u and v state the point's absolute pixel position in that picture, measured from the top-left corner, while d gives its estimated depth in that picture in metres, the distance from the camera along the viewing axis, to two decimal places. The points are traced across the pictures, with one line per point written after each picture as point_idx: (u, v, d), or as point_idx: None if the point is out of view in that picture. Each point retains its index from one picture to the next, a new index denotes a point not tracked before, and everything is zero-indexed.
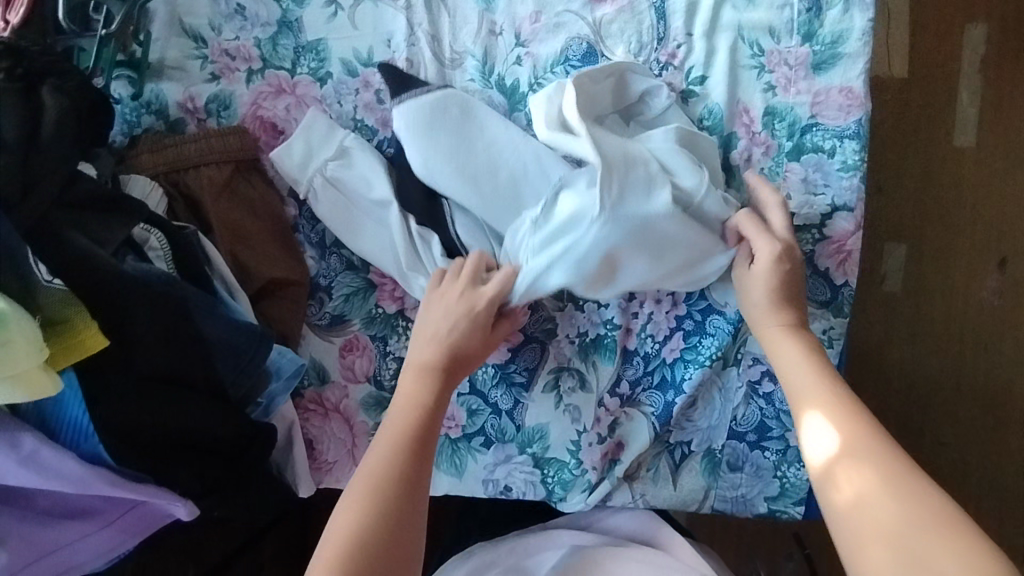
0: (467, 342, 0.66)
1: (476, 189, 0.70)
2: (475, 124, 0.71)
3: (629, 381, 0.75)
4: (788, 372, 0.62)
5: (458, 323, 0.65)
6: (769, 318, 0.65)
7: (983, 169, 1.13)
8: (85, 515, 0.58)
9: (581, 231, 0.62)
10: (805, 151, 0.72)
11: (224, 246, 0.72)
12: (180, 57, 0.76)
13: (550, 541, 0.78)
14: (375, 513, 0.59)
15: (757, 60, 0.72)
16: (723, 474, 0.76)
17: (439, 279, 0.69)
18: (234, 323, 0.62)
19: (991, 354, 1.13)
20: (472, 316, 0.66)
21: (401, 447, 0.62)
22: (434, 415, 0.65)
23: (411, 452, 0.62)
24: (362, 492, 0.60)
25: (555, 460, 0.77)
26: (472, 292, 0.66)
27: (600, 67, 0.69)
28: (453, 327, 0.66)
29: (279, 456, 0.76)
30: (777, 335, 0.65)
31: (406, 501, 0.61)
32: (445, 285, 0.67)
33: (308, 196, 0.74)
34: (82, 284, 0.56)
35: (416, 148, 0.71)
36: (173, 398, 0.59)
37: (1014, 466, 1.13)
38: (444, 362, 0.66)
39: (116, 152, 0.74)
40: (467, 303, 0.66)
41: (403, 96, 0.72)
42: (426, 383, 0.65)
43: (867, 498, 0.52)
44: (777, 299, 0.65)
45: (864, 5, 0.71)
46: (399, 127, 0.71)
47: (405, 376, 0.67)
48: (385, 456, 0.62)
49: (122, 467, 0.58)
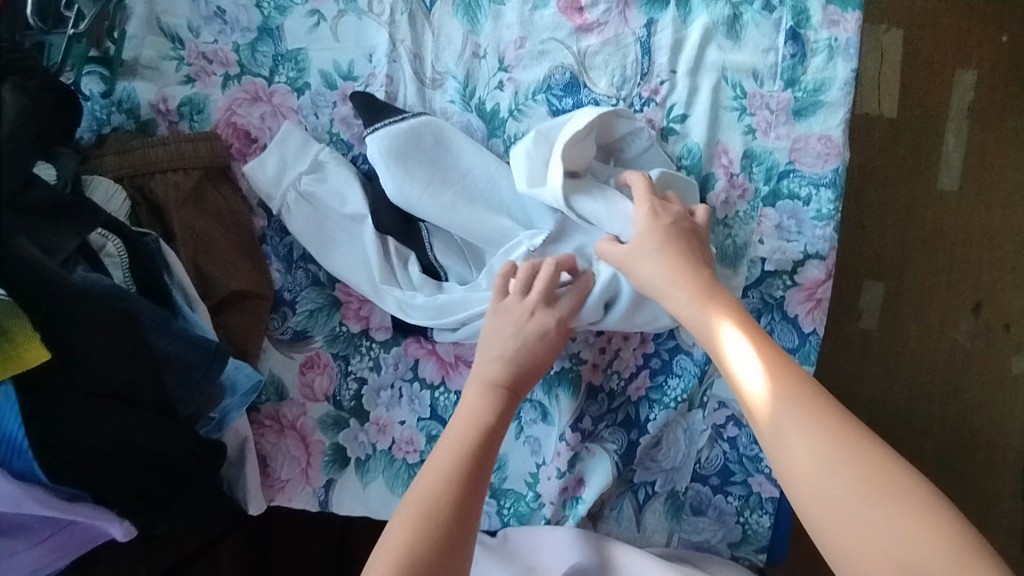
0: (536, 365, 0.64)
1: (454, 216, 0.70)
2: (448, 150, 0.71)
3: (592, 418, 0.74)
4: (739, 360, 0.55)
5: (531, 345, 0.64)
6: (673, 288, 0.60)
7: (963, 215, 1.14)
8: (15, 532, 0.56)
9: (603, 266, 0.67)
10: (781, 197, 0.72)
11: (186, 255, 0.70)
12: (156, 57, 0.75)
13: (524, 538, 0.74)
14: (427, 540, 0.56)
15: (738, 102, 0.72)
16: (686, 517, 0.75)
17: (503, 290, 0.66)
18: (183, 337, 0.61)
19: (959, 396, 1.14)
20: (543, 338, 0.64)
21: (455, 469, 0.60)
22: (494, 440, 0.62)
23: (466, 475, 0.60)
24: (415, 514, 0.58)
25: (512, 491, 0.76)
26: (542, 312, 0.64)
27: (585, 124, 0.66)
28: (522, 346, 0.64)
29: (230, 473, 0.74)
30: (698, 301, 0.59)
31: (460, 527, 0.58)
32: (511, 300, 0.65)
33: (281, 212, 0.73)
34: (25, 295, 0.53)
35: (395, 178, 0.70)
36: (116, 414, 0.57)
37: (975, 510, 1.13)
38: (512, 381, 0.64)
39: (81, 150, 0.72)
40: (540, 325, 0.64)
41: (377, 124, 0.70)
42: (489, 408, 0.63)
43: (835, 493, 0.48)
44: (663, 256, 0.61)
45: (849, 55, 0.71)
46: (376, 155, 0.70)
47: (469, 393, 0.65)
48: (436, 481, 0.59)
49: (57, 485, 0.57)
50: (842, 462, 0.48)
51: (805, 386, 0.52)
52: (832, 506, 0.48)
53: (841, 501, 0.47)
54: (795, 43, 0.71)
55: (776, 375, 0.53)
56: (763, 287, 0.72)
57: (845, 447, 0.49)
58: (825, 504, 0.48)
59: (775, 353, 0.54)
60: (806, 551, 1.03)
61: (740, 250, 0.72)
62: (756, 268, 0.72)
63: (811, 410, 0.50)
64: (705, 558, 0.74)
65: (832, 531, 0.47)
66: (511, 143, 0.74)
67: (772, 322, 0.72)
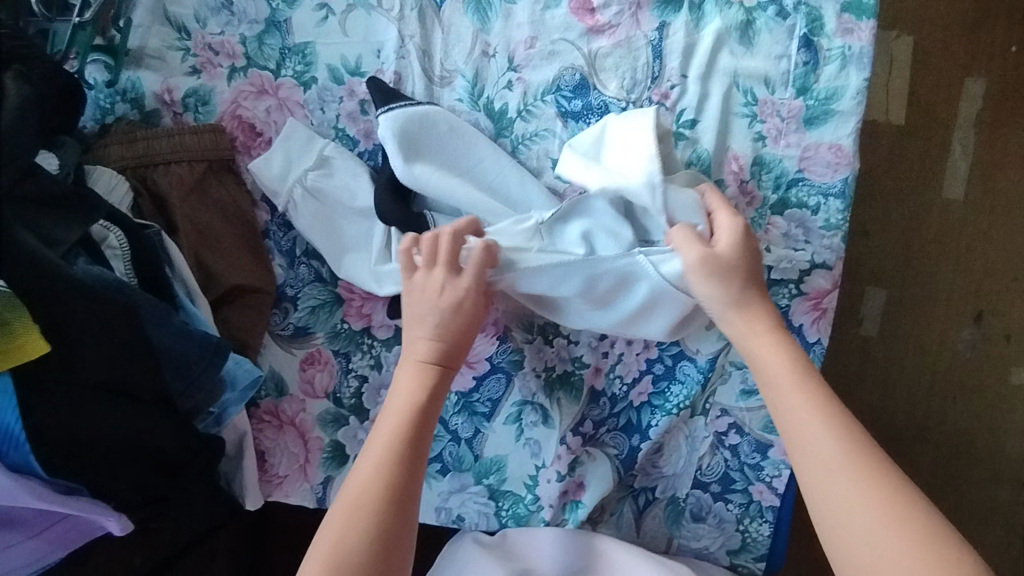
0: (461, 338, 0.64)
1: (461, 198, 0.69)
2: (461, 139, 0.71)
3: (593, 422, 0.75)
4: (796, 415, 0.57)
5: (450, 318, 0.63)
6: (738, 317, 0.62)
7: (968, 225, 1.13)
8: (11, 525, 0.56)
9: (619, 266, 0.64)
10: (789, 205, 0.71)
11: (188, 248, 0.70)
12: (162, 47, 0.74)
13: (526, 537, 0.75)
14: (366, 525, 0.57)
15: (749, 109, 0.71)
16: (686, 524, 0.75)
17: (411, 266, 0.65)
18: (182, 331, 0.61)
19: (957, 406, 1.14)
20: (457, 310, 0.63)
21: (393, 454, 0.59)
22: (429, 422, 0.61)
23: (401, 460, 0.59)
24: (354, 501, 0.58)
25: (511, 493, 0.76)
26: (452, 282, 0.63)
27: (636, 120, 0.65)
28: (440, 319, 0.63)
29: (228, 467, 0.74)
30: (760, 339, 0.61)
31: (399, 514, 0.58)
32: (420, 275, 0.64)
33: (286, 208, 0.72)
34: (27, 286, 0.52)
35: (403, 157, 0.68)
36: (116, 407, 0.57)
37: (969, 519, 1.13)
38: (443, 356, 0.63)
39: (85, 140, 0.71)
40: (455, 295, 0.63)
41: (392, 105, 0.69)
42: (423, 387, 0.62)
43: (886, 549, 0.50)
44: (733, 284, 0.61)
45: (862, 64, 0.70)
46: (385, 131, 0.68)
47: (405, 368, 0.64)
48: (375, 469, 0.59)
49: (55, 479, 0.56)
50: (889, 519, 0.51)
51: (860, 446, 0.55)
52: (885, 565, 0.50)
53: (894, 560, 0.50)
54: (807, 50, 0.71)
55: (833, 433, 0.55)
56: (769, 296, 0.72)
57: (896, 508, 0.51)
58: (874, 560, 0.51)
59: (832, 407, 0.57)
60: (800, 557, 1.03)
61: None
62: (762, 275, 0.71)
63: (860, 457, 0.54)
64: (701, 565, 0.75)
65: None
66: (519, 144, 0.73)
67: None
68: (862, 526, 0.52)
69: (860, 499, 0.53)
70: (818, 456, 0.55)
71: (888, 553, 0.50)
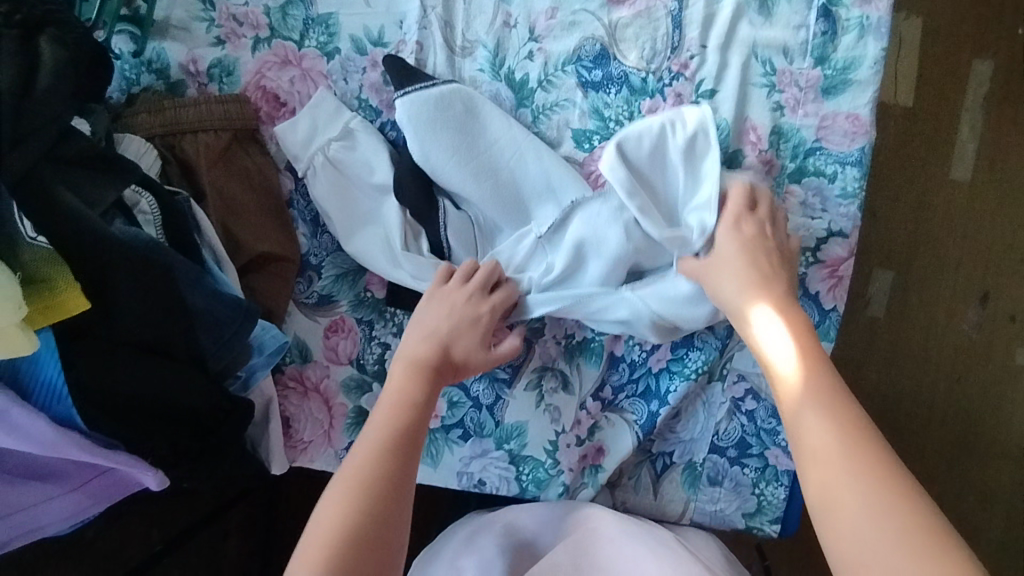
0: (470, 341, 0.66)
1: (479, 185, 0.71)
2: (476, 120, 0.71)
3: (613, 387, 0.76)
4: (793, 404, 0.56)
5: (465, 325, 0.66)
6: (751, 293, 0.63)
7: (976, 203, 1.14)
8: (50, 478, 0.57)
9: (606, 302, 0.69)
10: (806, 174, 0.72)
11: (215, 216, 0.71)
12: (186, 17, 0.75)
13: (530, 516, 0.76)
14: (357, 513, 0.55)
15: (767, 79, 0.72)
16: (703, 487, 0.77)
17: (444, 278, 0.69)
18: (215, 295, 0.61)
19: (962, 383, 1.15)
20: (474, 319, 0.66)
21: (387, 446, 0.59)
22: (421, 421, 0.62)
23: (387, 467, 0.58)
24: (348, 493, 0.56)
25: (531, 458, 0.77)
26: (478, 299, 0.67)
27: (687, 136, 0.67)
28: (451, 324, 0.66)
29: (255, 431, 0.76)
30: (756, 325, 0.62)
31: (389, 508, 0.56)
32: (450, 287, 0.68)
33: (306, 174, 0.73)
34: (71, 243, 0.55)
35: (420, 144, 0.70)
36: (154, 367, 0.58)
37: (972, 493, 1.15)
38: (438, 360, 0.65)
39: (112, 109, 0.72)
40: (476, 311, 0.67)
41: (408, 88, 0.70)
42: (416, 385, 0.63)
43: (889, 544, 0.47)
44: (745, 286, 0.64)
45: (880, 34, 0.71)
46: (403, 118, 0.70)
47: (395, 369, 0.65)
48: (371, 457, 0.58)
49: (94, 432, 0.57)
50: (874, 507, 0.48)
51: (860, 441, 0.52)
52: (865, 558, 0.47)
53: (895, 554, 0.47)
54: (826, 20, 0.71)
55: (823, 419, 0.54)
56: None
57: (882, 490, 0.49)
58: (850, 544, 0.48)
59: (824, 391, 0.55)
60: None
61: None
62: None
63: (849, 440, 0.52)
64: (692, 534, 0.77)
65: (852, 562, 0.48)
66: (540, 114, 0.74)
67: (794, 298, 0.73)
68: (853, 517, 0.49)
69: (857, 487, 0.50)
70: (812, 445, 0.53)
71: (863, 539, 0.48)
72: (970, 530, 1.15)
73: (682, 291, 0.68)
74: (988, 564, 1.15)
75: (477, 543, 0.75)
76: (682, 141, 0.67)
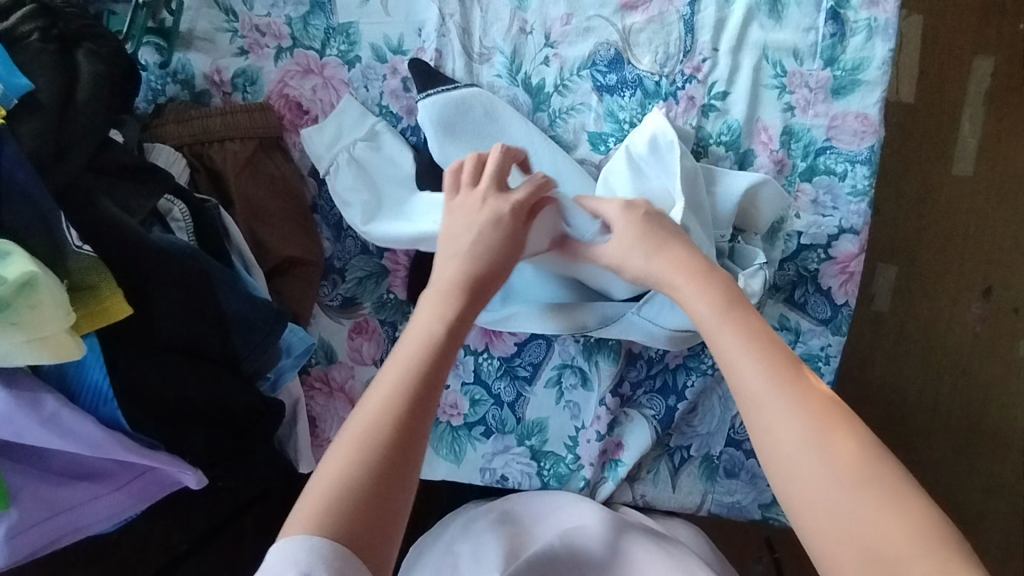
0: (501, 262, 0.61)
1: None
2: (495, 122, 0.73)
3: (631, 383, 0.78)
4: (754, 385, 0.50)
5: (488, 234, 0.61)
6: (660, 260, 0.59)
7: (978, 198, 1.16)
8: (94, 479, 0.60)
9: (619, 325, 0.71)
10: (817, 172, 0.74)
11: (243, 223, 0.73)
12: (211, 29, 0.77)
13: (527, 507, 0.77)
14: (362, 468, 0.49)
15: (778, 80, 0.74)
16: (720, 480, 0.79)
17: (456, 188, 0.65)
18: (249, 297, 0.63)
19: (968, 376, 1.17)
20: (497, 224, 0.61)
21: (399, 395, 0.52)
22: (443, 366, 0.55)
23: (397, 427, 0.51)
24: (350, 451, 0.50)
25: (552, 453, 0.79)
26: (495, 198, 0.63)
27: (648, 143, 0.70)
28: (476, 236, 0.61)
29: (283, 432, 0.77)
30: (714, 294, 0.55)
31: (402, 457, 0.50)
32: (463, 195, 0.64)
33: (328, 172, 0.74)
34: (113, 252, 0.57)
35: (440, 144, 0.72)
36: (191, 368, 0.60)
37: (978, 484, 1.17)
38: (467, 285, 0.60)
39: (140, 119, 0.74)
40: (494, 209, 0.62)
41: (429, 91, 0.72)
42: (441, 323, 0.57)
43: (882, 549, 0.44)
44: (666, 257, 0.59)
45: (887, 35, 0.73)
46: (424, 121, 0.72)
47: (417, 312, 0.59)
48: (382, 406, 0.52)
49: (136, 433, 0.59)
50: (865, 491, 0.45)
51: (828, 412, 0.49)
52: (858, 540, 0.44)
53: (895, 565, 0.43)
54: (834, 22, 0.73)
55: (781, 401, 0.49)
56: (799, 261, 0.75)
57: (876, 479, 0.46)
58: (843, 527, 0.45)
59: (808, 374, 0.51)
60: None
61: (777, 225, 0.75)
62: (792, 241, 0.75)
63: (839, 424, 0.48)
64: (675, 525, 0.81)
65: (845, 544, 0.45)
66: (556, 118, 0.76)
67: (806, 293, 0.76)
68: (835, 520, 0.45)
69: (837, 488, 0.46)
70: (779, 437, 0.48)
71: (856, 523, 0.45)
72: (976, 519, 1.17)
73: (677, 307, 0.68)
74: (993, 552, 1.17)
75: (473, 526, 0.76)
76: (644, 146, 0.70)
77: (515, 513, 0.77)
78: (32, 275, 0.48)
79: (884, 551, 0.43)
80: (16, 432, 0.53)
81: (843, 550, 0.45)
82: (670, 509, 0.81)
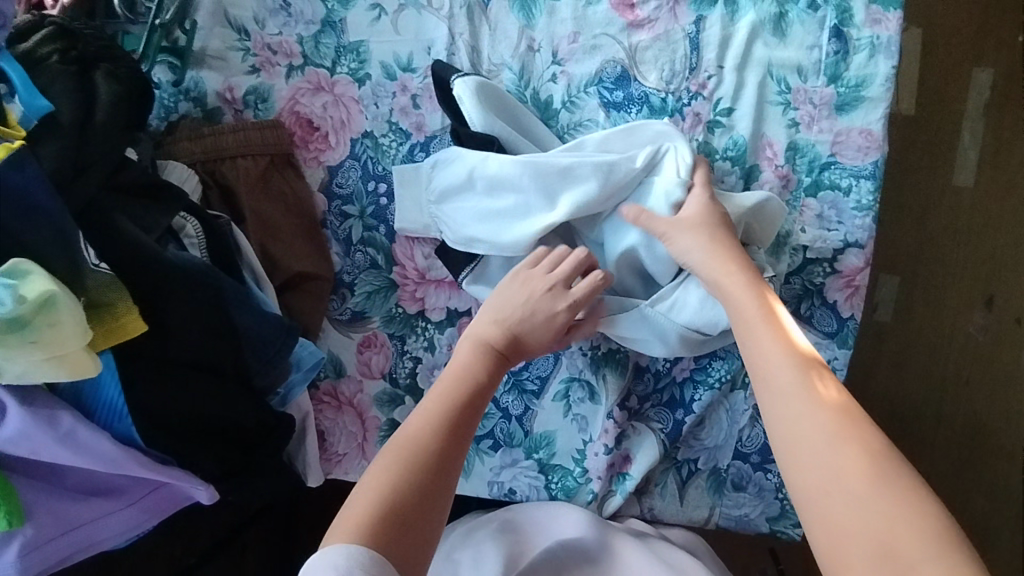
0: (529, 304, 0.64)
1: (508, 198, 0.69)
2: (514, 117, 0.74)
3: (639, 397, 0.79)
4: (774, 381, 0.53)
5: (552, 310, 0.64)
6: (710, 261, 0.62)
7: (980, 209, 1.16)
8: (108, 494, 0.60)
9: (633, 320, 0.70)
10: (822, 188, 0.75)
11: (255, 239, 0.74)
12: (223, 48, 0.78)
13: (531, 517, 0.77)
14: (408, 484, 0.52)
15: (783, 97, 0.75)
16: (727, 493, 0.79)
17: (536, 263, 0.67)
18: (261, 312, 0.64)
19: (971, 385, 1.17)
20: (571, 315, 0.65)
21: (444, 417, 0.56)
22: (480, 398, 0.59)
23: (442, 449, 0.54)
24: (396, 467, 0.53)
25: (560, 466, 0.80)
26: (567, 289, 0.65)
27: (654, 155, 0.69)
28: (530, 309, 0.64)
29: (291, 445, 0.78)
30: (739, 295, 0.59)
31: (440, 477, 0.53)
32: (539, 273, 0.66)
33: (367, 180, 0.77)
34: (129, 268, 0.58)
35: (482, 113, 0.70)
36: (202, 384, 0.61)
37: None
38: (505, 347, 0.63)
39: (154, 137, 0.75)
40: (556, 304, 0.64)
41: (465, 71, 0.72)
42: (481, 360, 0.62)
43: (894, 544, 0.44)
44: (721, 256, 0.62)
45: (890, 52, 0.74)
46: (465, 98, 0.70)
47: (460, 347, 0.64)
48: (426, 426, 0.55)
49: (150, 449, 0.60)
50: (871, 487, 0.46)
51: (838, 410, 0.50)
52: (862, 532, 0.45)
53: (903, 565, 0.43)
54: (838, 40, 0.74)
55: (799, 399, 0.51)
56: (805, 275, 0.76)
57: (881, 477, 0.46)
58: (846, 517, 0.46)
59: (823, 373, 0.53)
60: None
61: (783, 239, 0.75)
62: (798, 256, 0.75)
63: (852, 424, 0.49)
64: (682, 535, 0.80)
65: (850, 537, 0.45)
66: (564, 134, 0.77)
67: (812, 307, 0.76)
68: (842, 510, 0.46)
69: (850, 491, 0.47)
70: (790, 430, 0.51)
71: (863, 517, 0.45)
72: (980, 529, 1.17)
73: (700, 305, 0.68)
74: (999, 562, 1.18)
75: (477, 534, 0.77)
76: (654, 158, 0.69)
77: (517, 521, 0.77)
78: (51, 293, 0.48)
79: (885, 543, 0.44)
80: (33, 449, 0.54)
81: (846, 543, 0.45)
82: (677, 521, 0.81)
